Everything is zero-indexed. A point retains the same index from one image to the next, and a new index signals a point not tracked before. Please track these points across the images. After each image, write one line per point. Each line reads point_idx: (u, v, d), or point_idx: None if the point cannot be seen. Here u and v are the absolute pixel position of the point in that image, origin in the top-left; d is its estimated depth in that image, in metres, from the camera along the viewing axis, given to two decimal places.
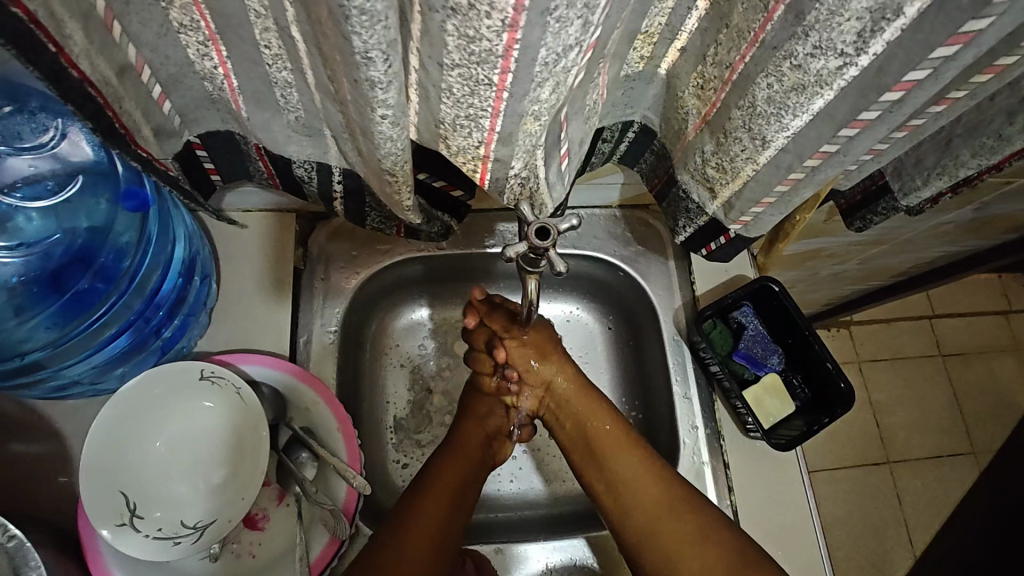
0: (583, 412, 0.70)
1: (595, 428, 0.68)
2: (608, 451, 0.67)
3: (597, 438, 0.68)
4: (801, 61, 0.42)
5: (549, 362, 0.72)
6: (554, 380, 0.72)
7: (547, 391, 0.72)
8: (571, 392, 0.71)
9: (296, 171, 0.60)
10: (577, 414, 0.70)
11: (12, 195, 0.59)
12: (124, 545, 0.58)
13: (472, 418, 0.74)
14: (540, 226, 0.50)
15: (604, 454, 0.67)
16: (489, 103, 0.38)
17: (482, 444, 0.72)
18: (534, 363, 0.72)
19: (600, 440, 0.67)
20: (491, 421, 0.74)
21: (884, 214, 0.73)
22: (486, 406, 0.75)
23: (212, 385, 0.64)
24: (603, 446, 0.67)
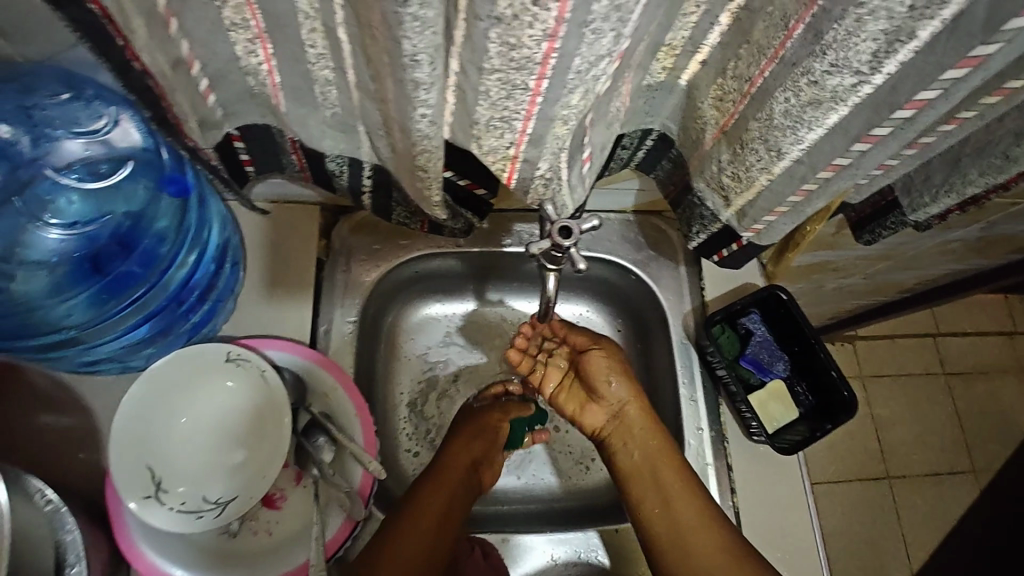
0: (656, 455, 0.72)
1: (665, 473, 0.70)
2: (673, 499, 0.69)
3: (665, 480, 0.70)
4: (817, 78, 0.45)
5: (623, 385, 0.75)
6: (626, 404, 0.75)
7: (618, 416, 0.76)
8: (640, 422, 0.74)
9: (329, 165, 0.63)
10: (646, 445, 0.73)
11: (68, 176, 0.63)
12: (149, 517, 0.61)
13: (460, 438, 0.78)
14: (563, 226, 0.53)
15: (671, 499, 0.69)
16: (523, 107, 0.41)
17: (466, 467, 0.75)
18: (612, 385, 0.75)
19: (666, 482, 0.70)
20: (477, 445, 0.78)
21: (893, 228, 0.75)
22: (474, 430, 0.79)
23: (237, 367, 0.67)
24: (670, 493, 0.69)
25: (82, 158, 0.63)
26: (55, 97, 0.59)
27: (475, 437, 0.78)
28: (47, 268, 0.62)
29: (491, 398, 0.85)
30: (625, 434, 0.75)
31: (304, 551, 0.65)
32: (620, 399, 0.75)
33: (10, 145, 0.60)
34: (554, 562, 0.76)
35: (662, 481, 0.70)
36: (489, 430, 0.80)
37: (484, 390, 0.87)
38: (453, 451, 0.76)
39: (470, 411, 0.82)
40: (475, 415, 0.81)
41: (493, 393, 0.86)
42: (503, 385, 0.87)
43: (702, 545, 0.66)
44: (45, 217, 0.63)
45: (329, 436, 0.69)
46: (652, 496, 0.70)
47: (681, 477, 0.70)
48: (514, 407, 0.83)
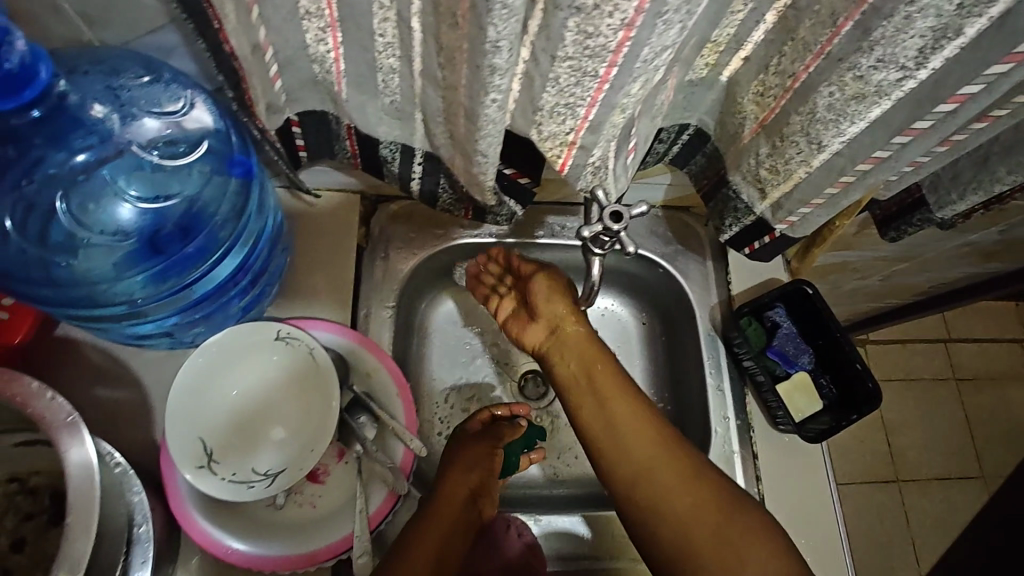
0: (591, 357, 0.72)
1: (600, 373, 0.71)
2: (607, 396, 0.69)
3: (602, 382, 0.70)
4: (863, 73, 0.47)
5: (564, 300, 0.75)
6: (563, 318, 0.75)
7: (556, 332, 0.75)
8: (578, 334, 0.74)
9: (381, 151, 0.66)
10: (585, 356, 0.72)
11: (150, 154, 0.60)
12: (204, 487, 0.63)
13: (455, 471, 0.71)
14: (614, 210, 0.55)
15: (608, 398, 0.69)
16: (589, 93, 0.43)
17: (465, 499, 0.70)
18: (548, 300, 0.76)
19: (603, 381, 0.70)
20: (474, 476, 0.71)
21: (918, 225, 0.77)
22: (468, 463, 0.71)
23: (286, 345, 0.69)
24: (606, 390, 0.70)
25: (158, 139, 0.60)
26: (137, 79, 0.57)
27: (473, 469, 0.71)
28: (109, 247, 0.60)
29: (476, 428, 0.76)
30: (563, 347, 0.74)
31: (348, 522, 0.67)
32: (555, 313, 0.75)
33: (100, 123, 0.57)
34: (584, 540, 0.79)
35: (597, 380, 0.70)
36: (486, 466, 0.72)
37: (474, 413, 0.77)
38: (450, 490, 0.69)
39: (464, 441, 0.74)
40: (466, 450, 0.73)
41: (477, 420, 0.76)
42: (493, 409, 0.78)
43: (637, 433, 0.66)
44: (115, 196, 0.60)
45: (371, 415, 0.72)
46: (592, 399, 0.70)
47: (614, 374, 0.71)
48: (507, 433, 0.75)
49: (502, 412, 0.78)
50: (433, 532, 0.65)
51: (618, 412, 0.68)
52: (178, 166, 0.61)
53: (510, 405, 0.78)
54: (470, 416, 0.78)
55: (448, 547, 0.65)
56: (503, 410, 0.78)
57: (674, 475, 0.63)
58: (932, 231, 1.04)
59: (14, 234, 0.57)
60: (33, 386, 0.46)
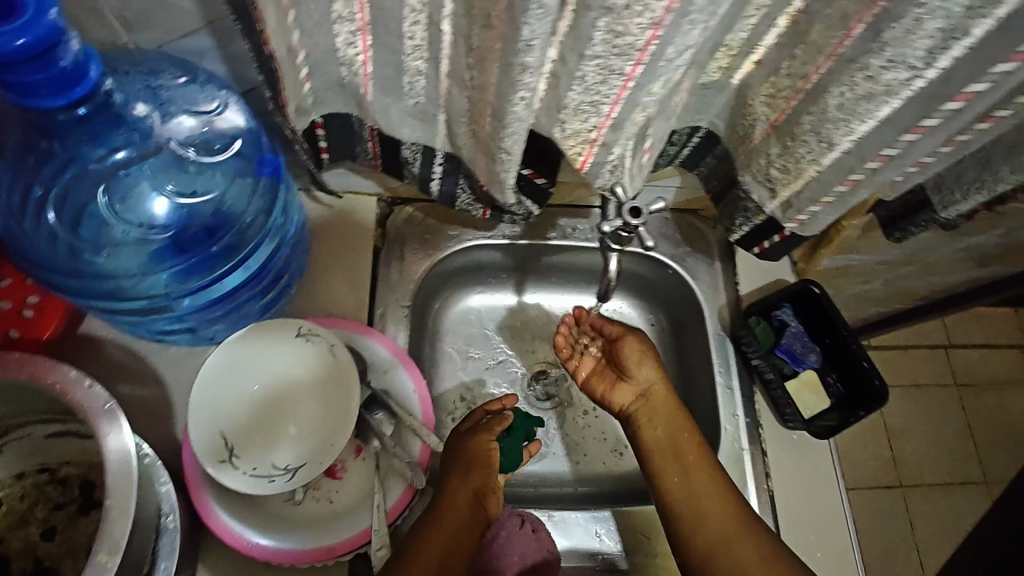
0: (676, 425, 0.74)
1: (682, 439, 0.73)
2: (688, 464, 0.72)
3: (686, 450, 0.73)
4: (874, 73, 0.49)
5: (653, 365, 0.77)
6: (656, 383, 0.77)
7: (646, 395, 0.77)
8: (667, 400, 0.76)
9: (403, 153, 0.67)
10: (672, 423, 0.75)
11: (189, 152, 0.62)
12: (225, 479, 0.64)
13: (454, 478, 0.69)
14: (633, 206, 0.57)
15: (690, 465, 0.72)
16: (614, 91, 0.45)
17: (470, 504, 0.68)
18: (642, 364, 0.77)
19: (689, 449, 0.73)
20: (474, 479, 0.69)
21: (923, 226, 0.80)
22: (465, 467, 0.69)
23: (307, 342, 0.70)
24: (688, 458, 0.72)
25: (193, 138, 0.61)
26: (174, 79, 0.59)
27: (470, 474, 0.69)
28: (139, 242, 0.61)
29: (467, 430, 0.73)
30: (654, 410, 0.76)
31: (367, 517, 0.68)
32: (653, 376, 0.77)
33: (143, 120, 0.58)
34: (599, 539, 0.79)
35: (685, 446, 0.73)
36: (482, 469, 0.69)
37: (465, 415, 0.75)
38: (449, 500, 0.67)
39: (456, 444, 0.71)
40: (460, 454, 0.70)
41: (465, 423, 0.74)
42: (484, 408, 0.75)
43: (713, 505, 0.69)
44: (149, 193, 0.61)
45: (389, 411, 0.74)
46: (678, 468, 0.72)
47: (696, 443, 0.73)
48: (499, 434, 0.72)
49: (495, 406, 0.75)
50: (437, 543, 0.64)
51: (697, 480, 0.70)
52: (208, 165, 0.62)
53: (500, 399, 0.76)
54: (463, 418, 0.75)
55: (458, 556, 0.65)
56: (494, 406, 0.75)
57: (739, 541, 0.67)
58: (935, 235, 1.06)
59: (52, 224, 0.59)
60: (71, 375, 0.47)
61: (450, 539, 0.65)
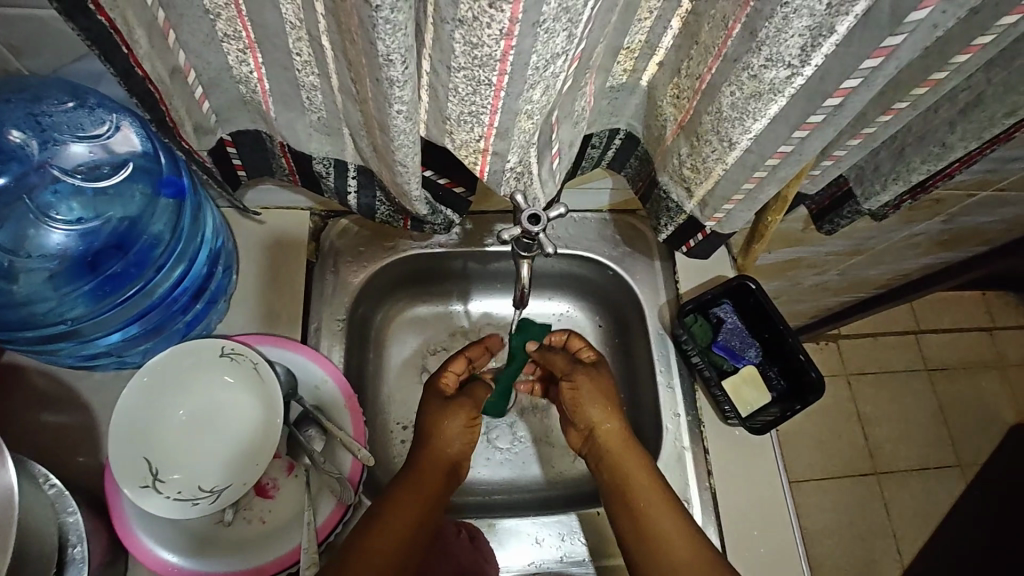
0: (630, 466, 0.71)
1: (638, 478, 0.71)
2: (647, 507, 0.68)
3: (635, 494, 0.70)
4: (756, 72, 0.50)
5: (598, 409, 0.74)
6: (605, 429, 0.73)
7: (592, 437, 0.75)
8: (618, 440, 0.73)
9: (316, 167, 0.67)
10: (622, 465, 0.72)
11: (75, 177, 0.64)
12: (147, 505, 0.63)
13: (433, 435, 0.72)
14: (534, 213, 0.57)
15: (640, 510, 0.68)
16: (489, 101, 0.45)
17: (443, 469, 0.71)
18: (586, 409, 0.74)
19: (644, 488, 0.70)
20: (456, 438, 0.72)
21: (850, 217, 0.80)
22: (449, 427, 0.72)
23: (232, 362, 0.70)
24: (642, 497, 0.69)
25: (84, 164, 0.64)
26: (60, 105, 0.60)
27: (450, 430, 0.72)
28: (43, 269, 0.63)
29: (449, 389, 0.78)
30: (603, 453, 0.73)
31: (296, 536, 0.68)
32: (596, 417, 0.74)
33: (20, 148, 0.62)
34: (540, 545, 0.78)
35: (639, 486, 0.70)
36: (465, 430, 0.73)
37: (447, 362, 0.80)
38: (425, 461, 0.70)
39: (436, 403, 0.75)
40: (446, 411, 0.73)
41: (443, 379, 0.78)
42: (466, 355, 0.81)
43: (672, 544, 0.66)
44: (45, 219, 0.64)
45: (320, 428, 0.72)
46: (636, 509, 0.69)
47: (651, 483, 0.70)
48: (481, 394, 0.78)
49: (474, 353, 0.81)
50: (407, 506, 0.66)
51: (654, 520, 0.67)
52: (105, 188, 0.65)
53: (481, 344, 0.82)
54: (444, 367, 0.80)
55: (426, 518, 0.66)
56: (477, 352, 0.81)
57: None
58: (879, 224, 1.06)
59: None
60: None
61: (422, 497, 0.67)
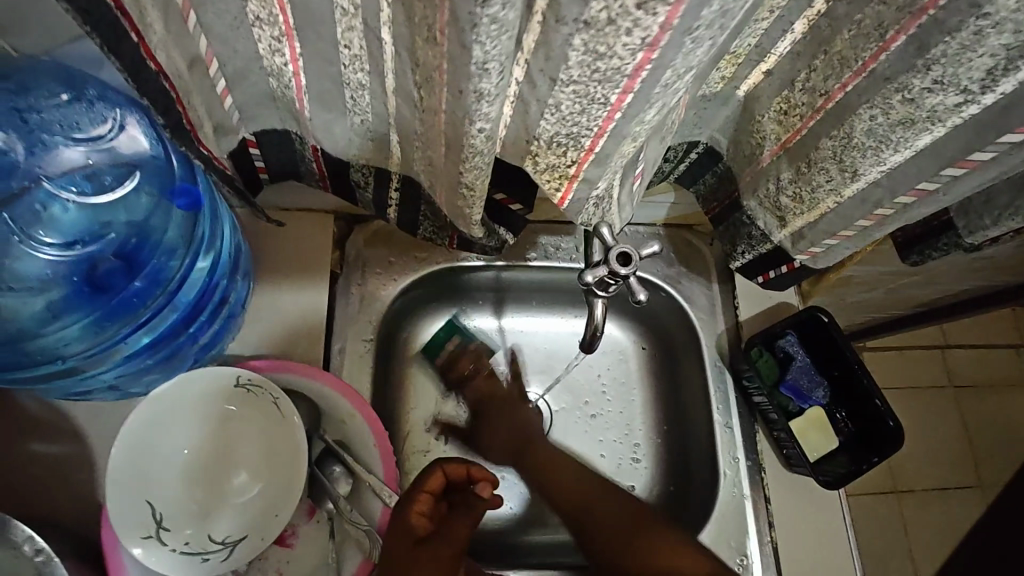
0: (517, 435, 0.74)
1: (541, 455, 0.72)
2: (551, 464, 0.71)
3: (536, 449, 0.73)
4: (914, 95, 0.40)
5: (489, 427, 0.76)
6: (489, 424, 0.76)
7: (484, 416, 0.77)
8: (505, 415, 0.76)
9: (354, 176, 0.58)
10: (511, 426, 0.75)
11: (69, 189, 0.56)
12: (151, 559, 0.56)
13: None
14: (621, 250, 0.48)
15: (543, 464, 0.71)
16: (597, 122, 0.36)
17: None
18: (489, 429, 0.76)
19: (575, 488, 0.68)
20: None
21: (944, 250, 0.70)
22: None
23: (248, 394, 0.61)
24: (557, 479, 0.69)
25: (79, 172, 0.56)
26: (54, 98, 0.53)
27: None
28: (34, 295, 0.55)
29: (425, 526, 0.57)
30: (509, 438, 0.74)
31: None
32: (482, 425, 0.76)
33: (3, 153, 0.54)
34: None
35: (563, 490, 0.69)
36: None
37: (420, 483, 0.59)
38: None
39: (402, 552, 0.55)
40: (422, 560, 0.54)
41: (417, 508, 0.58)
42: (444, 471, 0.60)
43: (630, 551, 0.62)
44: (31, 241, 0.55)
45: (346, 467, 0.64)
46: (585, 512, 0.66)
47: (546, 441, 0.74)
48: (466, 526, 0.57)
49: (456, 473, 0.60)
50: None
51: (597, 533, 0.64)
52: (115, 199, 0.57)
53: (465, 466, 0.61)
54: (417, 487, 0.59)
55: None
56: (457, 471, 0.60)
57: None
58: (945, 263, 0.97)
59: None
60: None
61: None
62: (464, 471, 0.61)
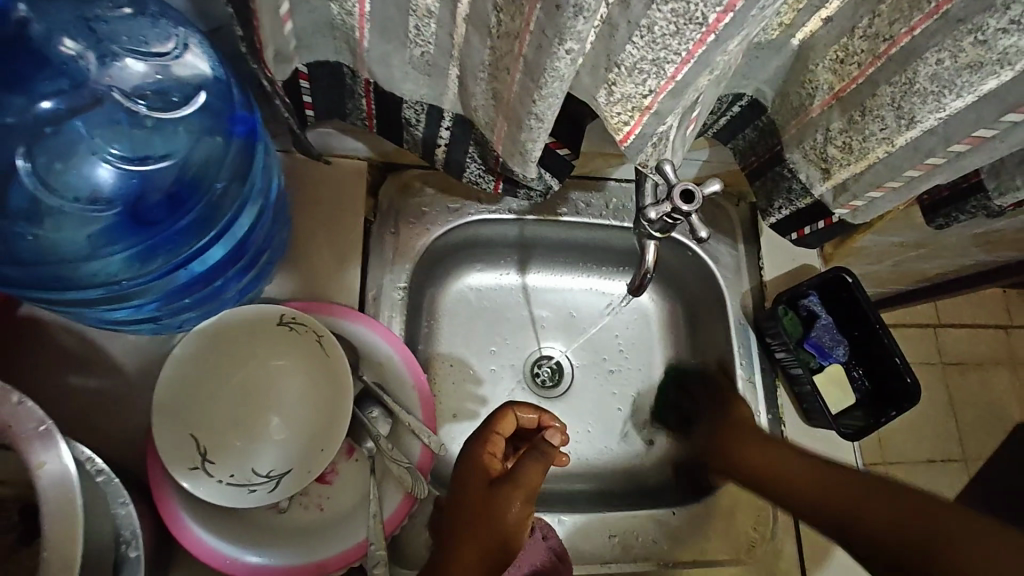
0: (769, 455, 0.69)
1: (792, 473, 0.66)
2: (801, 476, 0.65)
3: (777, 465, 0.68)
4: (988, 37, 0.41)
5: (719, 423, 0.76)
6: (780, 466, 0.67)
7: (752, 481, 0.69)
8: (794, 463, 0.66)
9: (405, 113, 0.57)
10: (787, 464, 0.67)
11: (139, 103, 0.55)
12: (198, 490, 0.56)
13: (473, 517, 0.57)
14: (686, 188, 0.48)
15: (795, 482, 0.65)
16: (688, 46, 0.37)
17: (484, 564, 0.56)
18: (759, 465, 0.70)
19: (832, 488, 0.61)
20: (493, 532, 0.56)
21: (972, 213, 0.71)
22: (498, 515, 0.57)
23: (291, 332, 0.61)
24: (784, 473, 0.66)
25: (146, 87, 0.55)
26: (117, 10, 0.52)
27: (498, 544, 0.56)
28: (83, 216, 0.53)
29: (498, 465, 0.60)
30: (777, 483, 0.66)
31: (363, 528, 0.60)
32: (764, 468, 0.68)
33: (73, 61, 0.52)
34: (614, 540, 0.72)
35: (808, 485, 0.64)
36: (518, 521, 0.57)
37: (492, 423, 0.62)
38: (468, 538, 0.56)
39: (478, 489, 0.59)
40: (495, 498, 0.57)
41: (490, 449, 0.61)
42: (515, 413, 0.62)
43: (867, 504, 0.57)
44: (97, 152, 0.54)
45: (385, 408, 0.65)
46: (817, 504, 0.62)
47: (798, 461, 0.67)
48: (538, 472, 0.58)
49: (528, 420, 0.63)
50: None
51: (915, 529, 0.52)
52: (175, 118, 0.56)
53: (534, 411, 0.63)
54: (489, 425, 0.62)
55: None
56: (528, 416, 0.63)
57: None
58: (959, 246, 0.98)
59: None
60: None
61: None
62: (536, 418, 0.63)
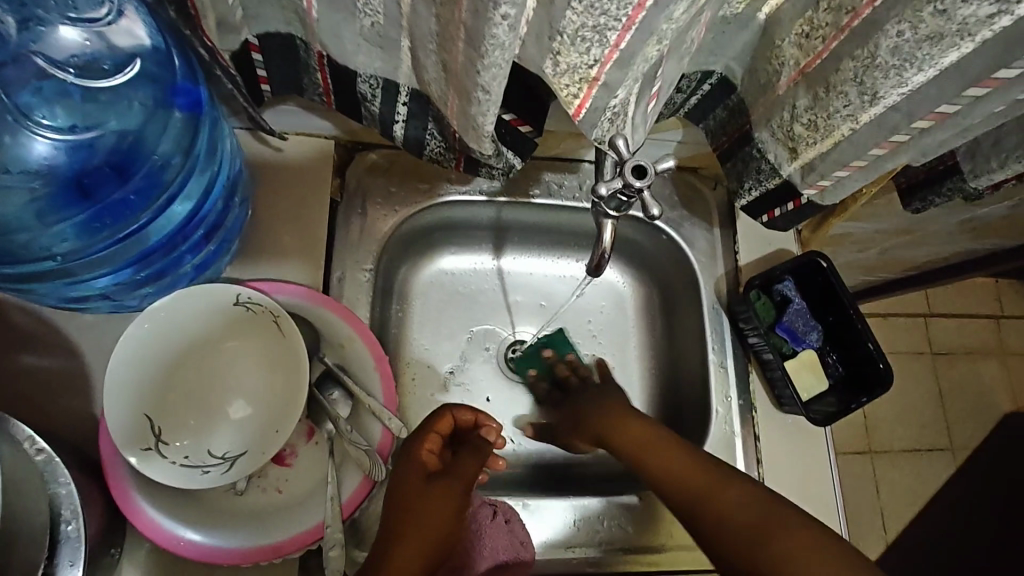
0: (621, 427, 0.70)
1: (646, 441, 0.67)
2: (652, 450, 0.66)
3: (632, 441, 0.68)
4: (947, 6, 0.40)
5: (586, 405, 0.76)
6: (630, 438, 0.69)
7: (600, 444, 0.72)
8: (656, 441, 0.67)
9: (360, 87, 0.56)
10: (637, 440, 0.68)
11: (68, 72, 0.54)
12: (150, 470, 0.55)
13: (411, 512, 0.59)
14: (638, 164, 0.47)
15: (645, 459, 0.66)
16: (627, 11, 0.37)
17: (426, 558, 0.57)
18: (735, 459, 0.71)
19: (684, 475, 0.62)
20: (435, 525, 0.58)
21: (947, 195, 0.69)
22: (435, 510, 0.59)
23: (247, 312, 0.60)
24: (653, 458, 0.65)
25: (78, 56, 0.54)
26: None
27: (437, 536, 0.58)
28: (23, 189, 0.53)
29: (434, 462, 0.62)
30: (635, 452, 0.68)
31: (319, 511, 0.60)
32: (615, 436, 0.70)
33: None
34: (574, 526, 0.72)
35: (679, 478, 0.62)
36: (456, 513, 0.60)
37: (429, 424, 0.64)
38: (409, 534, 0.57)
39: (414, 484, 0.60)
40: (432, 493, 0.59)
41: (426, 446, 0.62)
42: (452, 414, 0.65)
43: (744, 513, 0.56)
44: (27, 123, 0.54)
45: (346, 389, 0.64)
46: (692, 503, 0.60)
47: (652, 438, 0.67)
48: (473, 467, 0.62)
49: (465, 421, 0.65)
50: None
51: (784, 545, 0.52)
52: (111, 87, 0.55)
53: (471, 412, 0.66)
54: (426, 427, 0.64)
55: None
56: (465, 417, 0.65)
57: None
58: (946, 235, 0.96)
59: None
60: None
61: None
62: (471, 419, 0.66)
